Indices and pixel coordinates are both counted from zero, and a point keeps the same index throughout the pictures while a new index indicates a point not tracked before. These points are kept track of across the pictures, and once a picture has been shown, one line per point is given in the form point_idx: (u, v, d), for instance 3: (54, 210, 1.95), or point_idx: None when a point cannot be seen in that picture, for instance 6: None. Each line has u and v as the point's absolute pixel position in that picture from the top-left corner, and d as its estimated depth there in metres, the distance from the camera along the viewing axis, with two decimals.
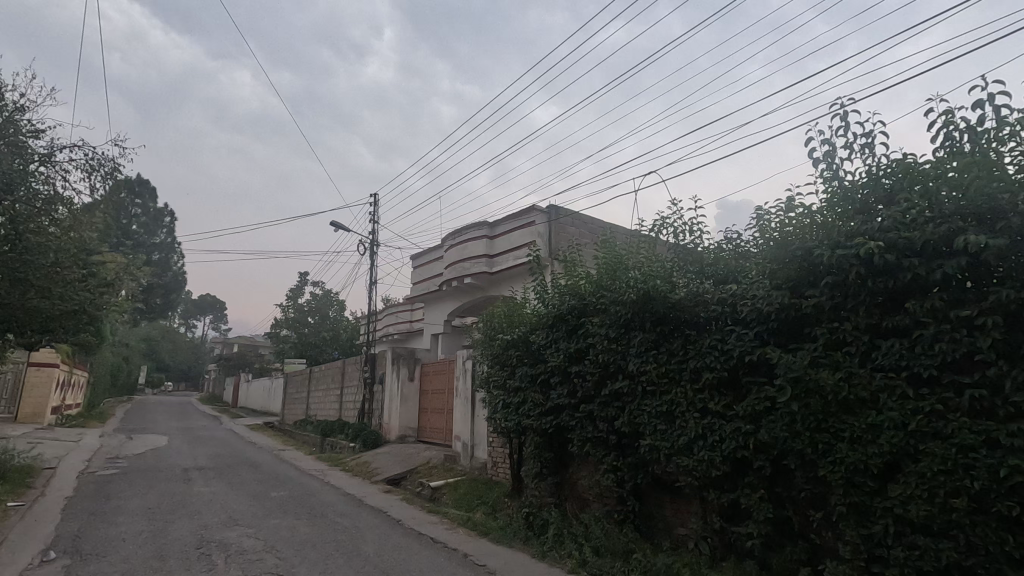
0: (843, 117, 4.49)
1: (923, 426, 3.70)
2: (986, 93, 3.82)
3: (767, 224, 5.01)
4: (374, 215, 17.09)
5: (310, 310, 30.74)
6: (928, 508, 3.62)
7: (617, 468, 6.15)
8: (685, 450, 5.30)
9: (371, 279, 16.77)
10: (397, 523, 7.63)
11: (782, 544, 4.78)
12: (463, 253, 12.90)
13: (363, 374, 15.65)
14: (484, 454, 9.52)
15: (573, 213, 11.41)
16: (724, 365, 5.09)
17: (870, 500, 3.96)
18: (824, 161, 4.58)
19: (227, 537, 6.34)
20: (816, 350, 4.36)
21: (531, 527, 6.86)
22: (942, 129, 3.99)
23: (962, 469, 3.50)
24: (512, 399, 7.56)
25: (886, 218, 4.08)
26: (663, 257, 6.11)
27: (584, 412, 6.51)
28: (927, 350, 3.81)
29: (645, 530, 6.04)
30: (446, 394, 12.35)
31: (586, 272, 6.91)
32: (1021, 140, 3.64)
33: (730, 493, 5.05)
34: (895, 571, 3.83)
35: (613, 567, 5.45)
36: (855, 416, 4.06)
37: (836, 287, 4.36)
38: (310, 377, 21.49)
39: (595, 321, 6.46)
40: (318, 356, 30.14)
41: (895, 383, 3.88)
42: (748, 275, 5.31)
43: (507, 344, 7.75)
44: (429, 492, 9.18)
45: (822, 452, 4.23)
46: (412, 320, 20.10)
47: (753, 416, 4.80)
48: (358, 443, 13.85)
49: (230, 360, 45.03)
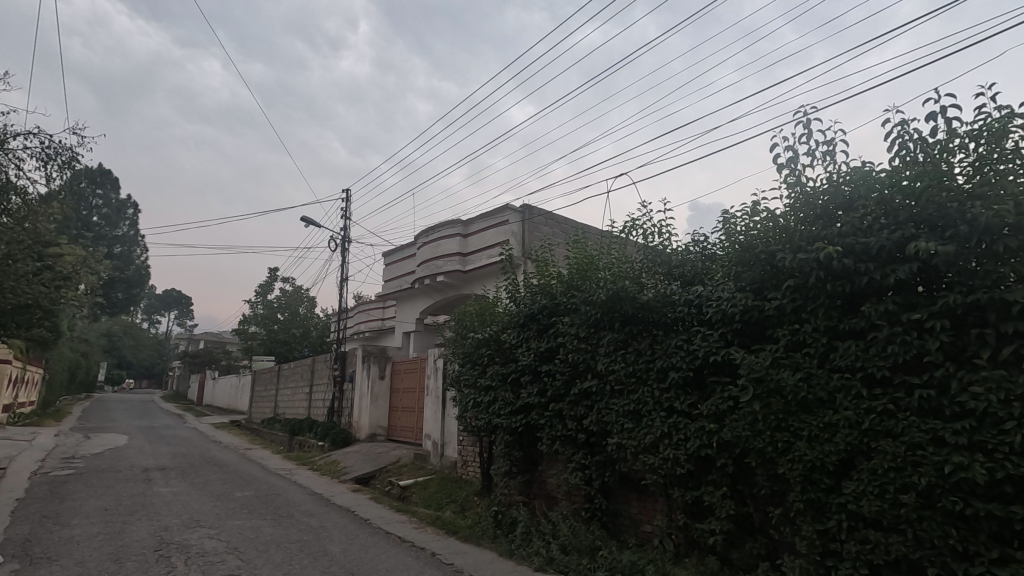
0: (806, 125, 4.61)
1: (876, 424, 3.84)
2: (939, 106, 3.97)
3: (732, 228, 5.12)
4: (346, 210, 16.85)
5: (280, 306, 30.26)
6: (878, 503, 3.77)
7: (585, 467, 6.22)
8: (651, 449, 5.40)
9: (342, 275, 16.55)
10: (365, 522, 7.56)
11: (743, 541, 4.88)
12: (436, 251, 12.84)
13: (333, 371, 15.41)
14: (454, 453, 9.50)
15: (546, 213, 11.46)
16: (690, 365, 5.19)
17: (826, 497, 4.10)
18: (787, 168, 4.70)
19: (188, 539, 6.17)
20: (777, 350, 4.50)
21: (500, 525, 6.86)
22: (897, 139, 4.13)
23: (911, 465, 3.65)
24: (482, 397, 7.57)
25: (844, 224, 4.21)
26: (633, 258, 6.20)
27: (553, 411, 6.56)
28: (880, 352, 3.96)
29: (611, 528, 6.11)
30: (417, 392, 12.27)
31: (558, 272, 6.95)
32: (969, 151, 3.81)
33: (693, 490, 5.15)
34: (849, 564, 3.96)
35: (579, 565, 5.50)
36: (813, 415, 4.20)
37: (797, 290, 4.49)
38: (278, 374, 21.11)
39: (566, 320, 6.51)
40: (287, 354, 29.64)
41: (851, 384, 4.03)
42: (713, 277, 5.41)
43: (479, 343, 7.76)
44: (398, 492, 9.11)
45: (782, 450, 4.36)
46: (384, 318, 19.92)
47: (717, 415, 4.92)
48: (327, 442, 13.67)
49: (195, 356, 43.78)
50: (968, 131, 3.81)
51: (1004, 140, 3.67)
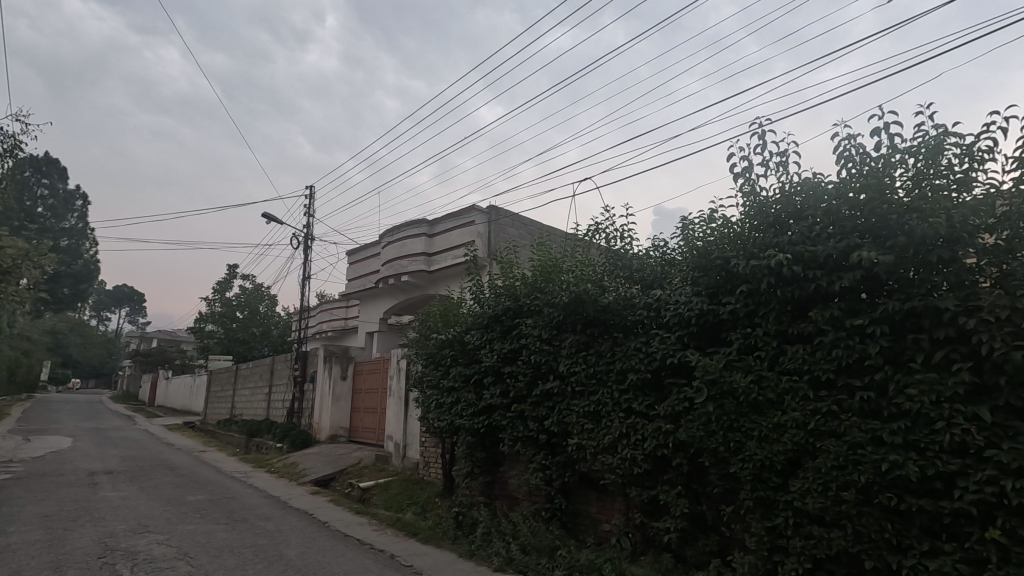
0: (761, 136, 4.77)
1: (820, 425, 4.02)
2: (883, 122, 4.18)
3: (690, 233, 5.26)
4: (310, 207, 16.53)
5: (239, 304, 29.43)
6: (822, 500, 3.94)
7: (545, 467, 6.28)
8: (610, 449, 5.51)
9: (304, 273, 16.22)
10: (323, 525, 7.44)
11: (696, 539, 5.02)
12: (401, 251, 12.74)
13: (293, 372, 15.07)
14: (416, 454, 9.46)
15: (512, 214, 11.49)
16: (649, 367, 5.31)
17: (774, 495, 4.26)
18: (743, 177, 4.86)
19: (135, 545, 5.95)
20: (730, 353, 4.65)
21: (461, 526, 6.86)
22: (844, 153, 4.33)
23: (852, 464, 3.83)
24: (445, 398, 7.56)
25: (794, 232, 4.39)
26: (596, 261, 6.29)
27: (515, 412, 6.61)
28: (825, 355, 4.15)
29: (571, 528, 6.19)
30: (379, 393, 12.13)
31: (522, 273, 6.99)
32: (909, 166, 4.02)
33: (650, 489, 5.28)
34: (794, 559, 4.12)
35: (538, 564, 5.55)
36: (763, 415, 4.36)
37: (750, 295, 4.66)
38: (236, 374, 20.54)
39: (529, 321, 6.56)
40: (246, 353, 28.85)
41: (798, 386, 4.20)
42: (672, 281, 5.55)
43: (442, 343, 7.74)
44: (358, 493, 9.00)
45: (733, 449, 4.51)
46: (347, 317, 19.61)
47: (673, 416, 5.05)
48: (285, 443, 13.38)
49: (146, 356, 41.95)
50: (909, 147, 4.03)
51: (939, 157, 3.90)
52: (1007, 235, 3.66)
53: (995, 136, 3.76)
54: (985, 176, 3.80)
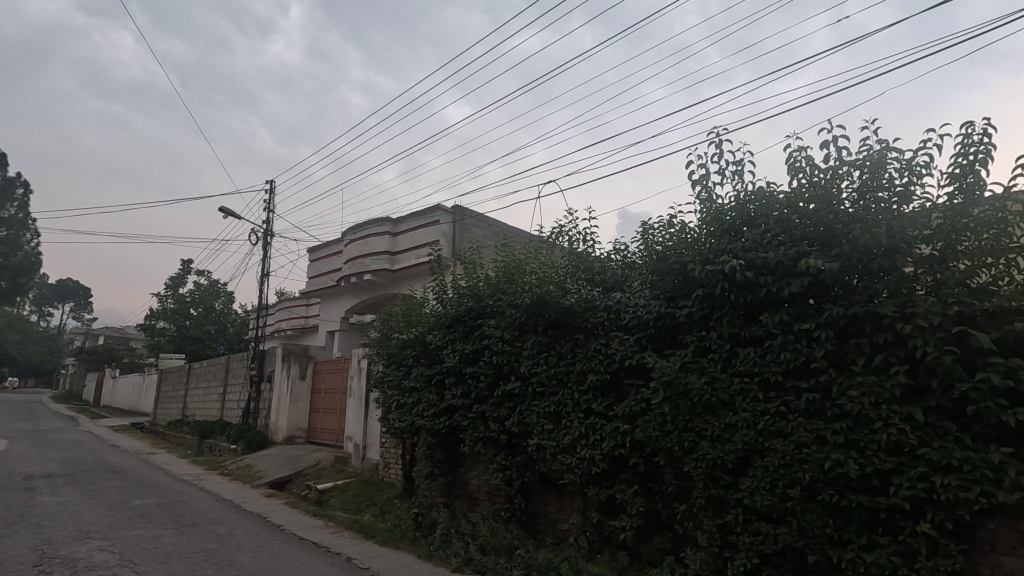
0: (718, 145, 4.92)
1: (769, 425, 4.18)
2: (831, 136, 4.37)
3: (650, 238, 5.37)
4: (270, 202, 16.10)
5: (193, 301, 28.41)
6: (770, 498, 4.09)
7: (506, 467, 6.31)
8: (570, 449, 5.58)
9: (263, 270, 15.80)
10: (278, 528, 7.27)
11: (651, 536, 5.13)
12: (364, 249, 12.56)
13: (249, 371, 14.64)
14: (376, 455, 9.34)
15: (477, 215, 11.48)
16: (608, 368, 5.40)
17: (725, 493, 4.40)
18: (700, 184, 5.00)
19: (76, 553, 5.69)
20: (686, 355, 4.78)
21: (420, 527, 6.82)
22: (795, 164, 4.51)
23: (798, 462, 3.99)
24: (406, 399, 7.51)
25: (748, 239, 4.55)
26: (559, 263, 6.35)
27: (476, 412, 6.61)
28: (774, 358, 4.31)
29: (530, 527, 6.23)
30: (339, 394, 11.92)
31: (486, 274, 6.99)
32: (854, 178, 4.23)
33: (607, 489, 5.37)
34: (743, 555, 4.26)
35: (496, 565, 5.57)
36: (715, 416, 4.50)
37: (705, 299, 4.80)
38: (188, 373, 19.83)
39: (491, 322, 6.58)
40: (200, 352, 27.86)
41: (748, 387, 4.36)
42: (632, 284, 5.65)
43: (404, 343, 7.68)
44: (315, 495, 8.83)
45: (687, 449, 4.64)
46: (308, 316, 19.20)
47: (630, 416, 5.15)
48: (240, 445, 13.00)
49: (91, 354, 39.95)
50: (854, 160, 4.23)
51: (881, 170, 4.11)
52: (940, 246, 3.89)
53: (932, 152, 4.00)
54: (922, 190, 4.03)
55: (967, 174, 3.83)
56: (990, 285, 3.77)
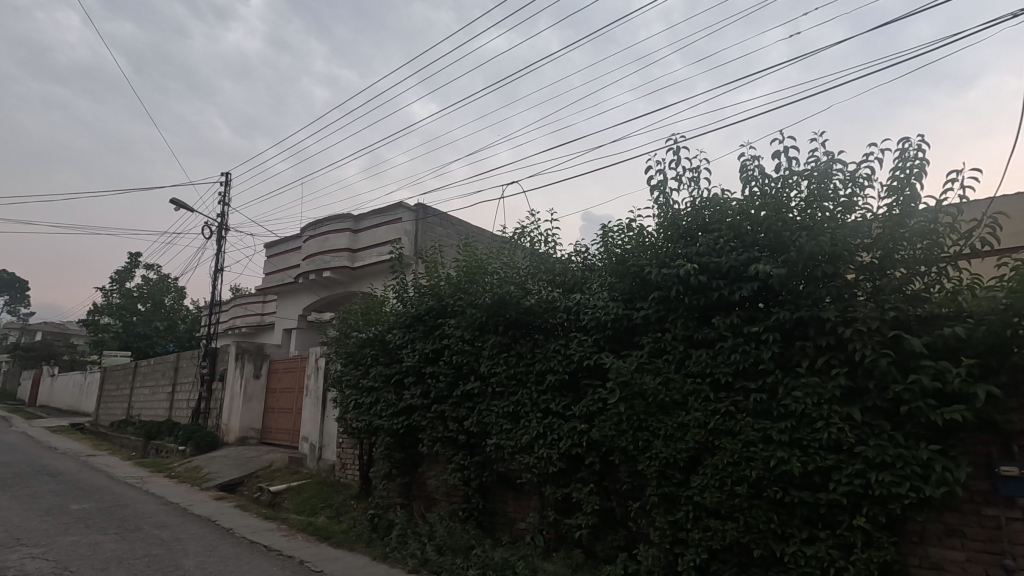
0: (676, 151, 5.04)
1: (719, 424, 4.32)
2: (782, 146, 4.54)
3: (609, 240, 5.45)
4: (226, 195, 15.58)
5: (140, 296, 27.21)
6: (719, 494, 4.22)
7: (464, 467, 6.31)
8: (527, 449, 5.63)
9: (217, 265, 15.28)
10: (227, 532, 7.05)
11: (606, 534, 5.21)
12: (324, 245, 12.31)
13: (200, 369, 14.12)
14: (333, 455, 9.18)
15: (440, 213, 11.41)
16: (567, 368, 5.47)
17: (677, 490, 4.52)
18: (658, 190, 5.12)
19: (4, 561, 5.37)
20: (642, 356, 4.88)
21: (376, 528, 6.74)
22: (748, 172, 4.67)
23: (745, 460, 4.14)
24: (364, 399, 7.41)
25: (702, 244, 4.68)
26: (520, 264, 6.39)
27: (435, 412, 6.58)
28: (725, 359, 4.46)
29: (487, 527, 6.24)
30: (295, 393, 11.64)
31: (447, 273, 6.96)
32: (802, 188, 4.41)
33: (564, 487, 5.43)
34: (693, 551, 4.38)
35: (453, 565, 5.55)
36: (668, 415, 4.62)
37: (661, 302, 4.91)
38: (134, 371, 18.97)
39: (451, 322, 6.55)
40: (147, 349, 26.66)
41: (700, 388, 4.49)
42: (590, 285, 5.73)
43: (362, 342, 7.57)
44: (268, 498, 8.60)
45: (642, 447, 4.74)
46: (263, 313, 18.66)
47: (588, 416, 5.23)
48: (189, 446, 12.53)
49: (27, 350, 37.73)
50: (803, 170, 4.41)
51: (827, 181, 4.31)
52: (879, 254, 4.11)
53: (874, 165, 4.21)
54: (864, 200, 4.24)
55: (905, 186, 4.05)
56: (923, 292, 4.01)
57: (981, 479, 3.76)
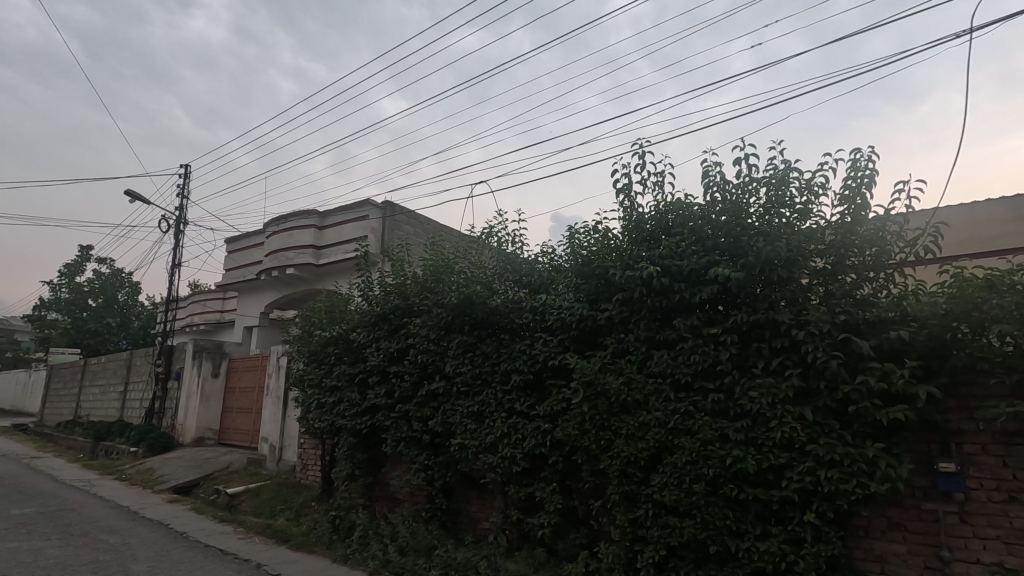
0: (641, 156, 5.12)
1: (679, 424, 4.42)
2: (743, 154, 4.67)
3: (575, 242, 5.50)
4: (185, 188, 15.07)
5: (92, 291, 26.07)
6: (677, 492, 4.32)
7: (428, 467, 6.27)
8: (492, 448, 5.64)
9: (175, 260, 14.77)
10: (180, 536, 6.82)
11: (568, 532, 5.27)
12: (288, 241, 12.05)
13: (155, 367, 13.61)
14: (294, 456, 9.00)
15: (408, 211, 11.29)
16: (532, 368, 5.50)
17: (637, 488, 4.60)
18: (624, 193, 5.19)
19: None
20: (606, 357, 4.95)
21: (337, 530, 6.63)
22: (710, 178, 4.79)
23: (703, 458, 4.25)
24: (327, 398, 7.28)
25: (665, 248, 4.77)
26: (487, 264, 6.39)
27: (400, 412, 6.52)
28: (685, 360, 4.56)
29: (450, 527, 6.22)
30: (255, 393, 11.35)
31: (413, 272, 6.90)
32: (761, 195, 4.54)
33: (527, 487, 5.46)
34: (652, 548, 4.47)
35: (414, 565, 5.52)
36: (630, 415, 4.70)
37: (625, 303, 4.99)
38: (84, 369, 18.16)
39: (417, 321, 6.50)
40: (98, 347, 25.54)
41: (661, 388, 4.59)
42: (556, 286, 5.77)
43: (326, 341, 7.44)
44: (225, 500, 8.36)
45: (604, 446, 4.81)
46: (223, 310, 18.12)
47: (551, 416, 5.27)
48: (141, 447, 12.06)
49: None
50: (762, 178, 4.55)
51: (784, 188, 4.46)
52: (832, 260, 4.27)
53: (828, 174, 4.37)
54: (818, 208, 4.40)
55: (856, 196, 4.22)
56: (871, 296, 4.18)
57: (922, 475, 3.96)
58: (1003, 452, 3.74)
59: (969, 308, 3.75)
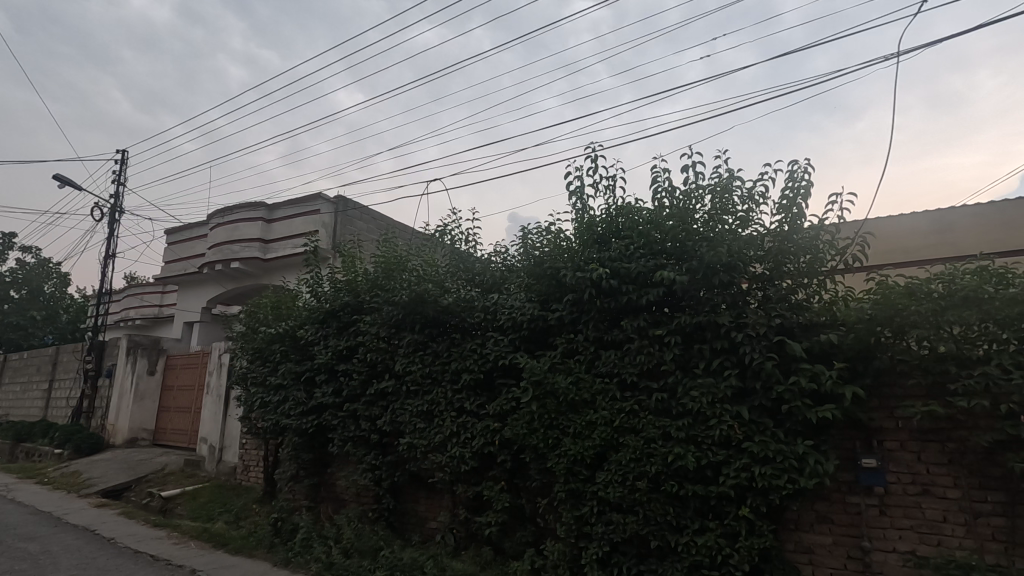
0: (593, 159, 5.20)
1: (624, 422, 4.53)
2: (690, 161, 4.83)
3: (528, 242, 5.54)
4: (121, 174, 14.26)
5: (14, 282, 24.29)
6: (621, 489, 4.43)
7: (375, 467, 6.18)
8: (441, 448, 5.62)
9: (108, 250, 13.95)
10: (108, 542, 6.45)
11: (515, 531, 5.30)
12: (233, 234, 11.61)
13: (84, 364, 12.81)
14: (235, 457, 8.68)
15: (361, 207, 11.07)
16: (482, 368, 5.51)
17: (583, 486, 4.67)
18: (576, 196, 5.27)
19: None
20: (555, 357, 5.01)
21: (279, 533, 6.43)
22: (659, 183, 4.92)
23: (646, 456, 4.37)
24: (271, 397, 7.07)
25: (615, 250, 4.88)
26: (440, 262, 6.34)
27: (347, 411, 6.39)
28: (631, 360, 4.68)
29: (397, 527, 6.14)
30: (194, 391, 10.88)
31: (364, 269, 6.77)
32: (706, 202, 4.71)
33: (475, 485, 5.46)
34: (596, 544, 4.55)
35: (359, 567, 5.43)
36: (578, 414, 4.78)
37: (575, 304, 5.08)
38: (3, 366, 16.89)
39: (366, 319, 6.39)
40: (20, 342, 23.85)
41: (608, 387, 4.68)
42: (508, 286, 5.80)
43: (272, 338, 7.22)
44: (158, 503, 7.97)
45: (551, 445, 4.87)
46: (162, 305, 17.26)
47: (501, 415, 5.30)
48: (67, 449, 11.33)
49: None
50: (707, 185, 4.72)
51: (727, 196, 4.64)
52: (769, 266, 4.48)
53: (768, 183, 4.58)
54: (758, 216, 4.60)
55: (793, 205, 4.45)
56: (805, 301, 4.41)
57: (847, 470, 4.21)
58: (919, 448, 4.02)
59: (891, 314, 4.01)
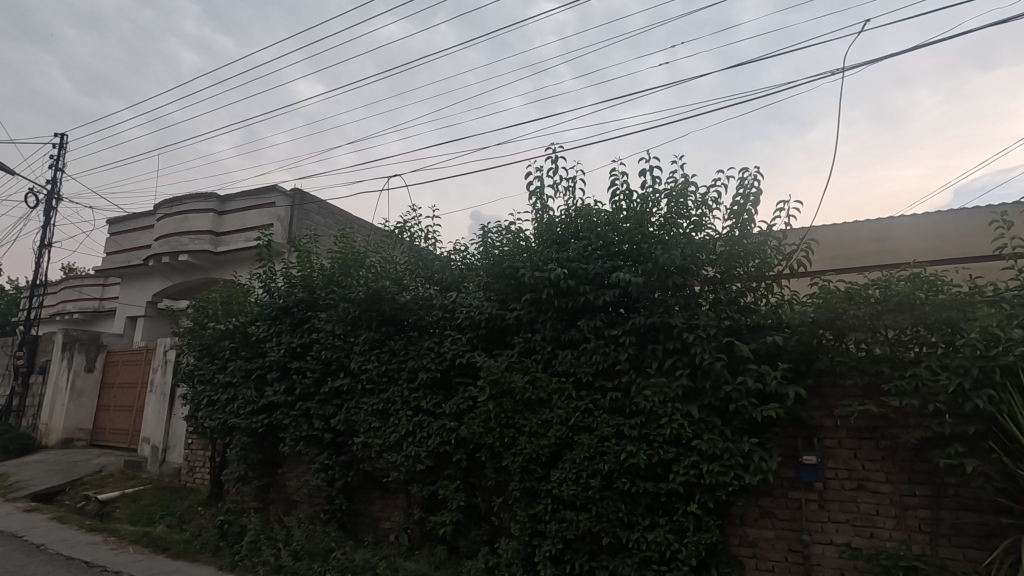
0: (554, 160, 5.25)
1: (579, 421, 4.59)
2: (647, 166, 4.93)
3: (488, 241, 5.53)
4: (60, 159, 13.46)
5: None
6: (575, 487, 4.48)
7: (328, 467, 6.05)
8: (395, 447, 5.55)
9: (44, 239, 13.15)
10: (37, 549, 6.09)
11: (469, 530, 5.29)
12: (182, 225, 11.16)
13: (14, 360, 12.04)
14: (179, 458, 8.34)
15: (318, 201, 10.81)
16: (439, 366, 5.48)
17: (538, 484, 4.70)
18: (537, 196, 5.30)
19: None
20: (513, 356, 5.02)
21: (225, 536, 6.21)
22: (618, 186, 5.00)
23: (600, 453, 4.45)
24: (219, 395, 6.82)
25: (573, 251, 4.93)
26: (399, 259, 6.26)
27: (299, 410, 6.22)
28: (586, 360, 4.75)
29: (350, 528, 6.03)
30: (136, 389, 10.39)
31: (320, 264, 6.61)
32: (662, 205, 4.82)
33: (430, 485, 5.42)
34: (550, 542, 4.59)
35: (309, 570, 5.30)
36: (534, 412, 4.81)
37: (533, 304, 5.11)
38: None
39: (321, 316, 6.24)
40: None
41: (564, 386, 4.73)
42: (467, 284, 5.79)
43: (221, 334, 6.97)
44: (95, 507, 7.57)
45: (507, 444, 4.88)
46: (102, 298, 16.40)
47: (457, 414, 5.29)
48: None
49: None
50: (664, 189, 4.83)
51: (683, 200, 4.76)
52: (720, 269, 4.63)
53: (720, 190, 4.73)
54: (711, 221, 4.74)
55: (743, 211, 4.60)
56: (753, 304, 4.57)
57: (789, 467, 4.39)
58: (855, 446, 4.23)
59: (832, 317, 4.20)
